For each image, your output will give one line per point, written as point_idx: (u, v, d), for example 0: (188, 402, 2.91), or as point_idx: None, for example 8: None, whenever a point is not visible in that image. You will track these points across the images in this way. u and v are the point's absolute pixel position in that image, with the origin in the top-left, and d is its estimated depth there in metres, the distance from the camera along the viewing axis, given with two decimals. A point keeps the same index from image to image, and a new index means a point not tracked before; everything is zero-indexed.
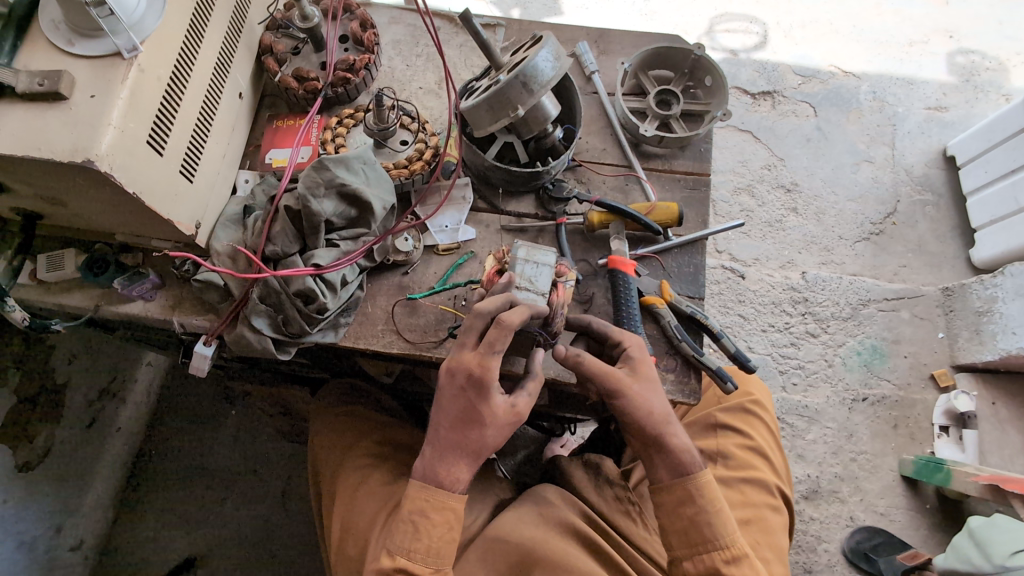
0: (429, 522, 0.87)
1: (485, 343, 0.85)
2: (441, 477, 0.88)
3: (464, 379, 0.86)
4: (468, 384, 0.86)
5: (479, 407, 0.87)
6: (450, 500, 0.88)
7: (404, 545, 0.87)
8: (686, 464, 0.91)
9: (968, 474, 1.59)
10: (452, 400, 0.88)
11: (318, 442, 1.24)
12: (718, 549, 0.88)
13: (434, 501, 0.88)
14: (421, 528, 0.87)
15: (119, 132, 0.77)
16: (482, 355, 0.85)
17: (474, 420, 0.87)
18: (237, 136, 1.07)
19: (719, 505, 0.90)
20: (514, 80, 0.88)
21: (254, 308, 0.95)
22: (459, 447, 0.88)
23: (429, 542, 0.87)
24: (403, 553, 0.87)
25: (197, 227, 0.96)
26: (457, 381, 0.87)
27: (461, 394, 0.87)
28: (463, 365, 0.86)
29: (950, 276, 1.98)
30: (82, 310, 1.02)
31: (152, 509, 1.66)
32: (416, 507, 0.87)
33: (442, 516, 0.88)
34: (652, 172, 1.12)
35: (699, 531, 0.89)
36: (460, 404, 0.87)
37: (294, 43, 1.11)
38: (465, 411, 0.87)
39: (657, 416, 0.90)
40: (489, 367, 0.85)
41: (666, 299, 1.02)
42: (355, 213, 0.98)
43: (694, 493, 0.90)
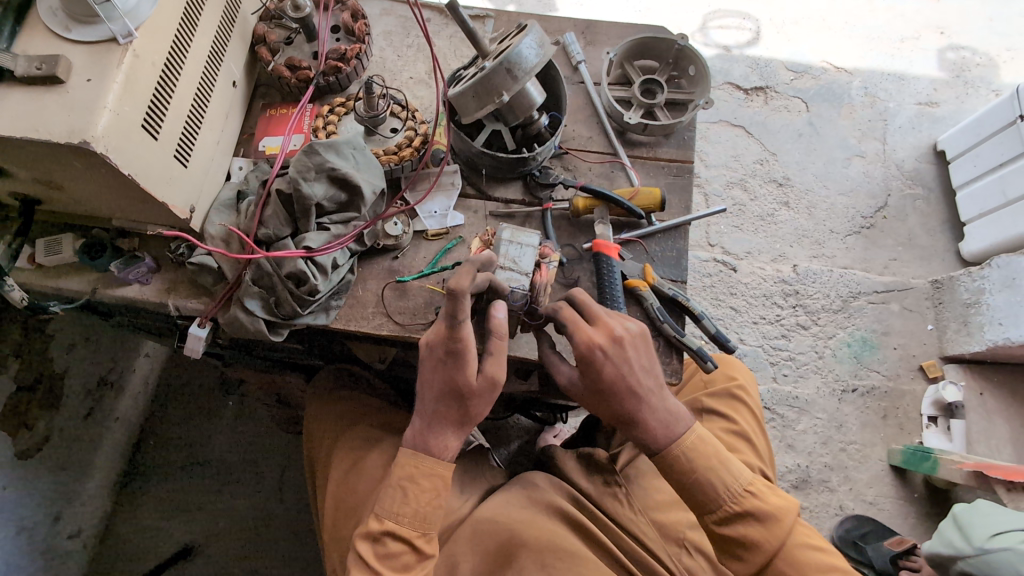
0: (417, 486, 0.90)
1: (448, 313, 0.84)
2: (432, 445, 0.91)
3: (441, 351, 0.87)
4: (446, 355, 0.87)
5: (456, 376, 0.87)
6: (438, 467, 0.92)
7: (392, 509, 0.90)
8: (672, 432, 0.93)
9: (953, 462, 1.62)
10: (433, 373, 0.89)
11: (314, 425, 1.27)
12: (714, 513, 0.93)
13: (422, 468, 0.91)
14: (409, 493, 0.90)
15: (114, 115, 0.79)
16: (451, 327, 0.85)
17: (456, 391, 0.89)
18: (231, 123, 1.09)
19: (711, 464, 0.92)
20: (499, 66, 0.91)
21: (247, 290, 0.97)
22: (446, 417, 0.91)
23: (416, 506, 0.90)
24: (391, 516, 0.90)
25: (192, 211, 0.99)
26: (435, 355, 0.88)
27: (439, 365, 0.89)
28: (441, 339, 0.87)
29: (940, 269, 2.01)
30: (80, 294, 1.05)
31: (152, 498, 1.68)
32: (405, 473, 0.90)
33: (430, 482, 0.91)
34: (637, 160, 1.15)
35: (691, 498, 0.94)
36: (440, 376, 0.89)
37: (287, 33, 1.14)
38: (447, 385, 0.88)
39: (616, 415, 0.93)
40: (458, 335, 0.85)
41: (649, 281, 1.04)
42: (345, 197, 1.00)
43: (685, 458, 0.92)
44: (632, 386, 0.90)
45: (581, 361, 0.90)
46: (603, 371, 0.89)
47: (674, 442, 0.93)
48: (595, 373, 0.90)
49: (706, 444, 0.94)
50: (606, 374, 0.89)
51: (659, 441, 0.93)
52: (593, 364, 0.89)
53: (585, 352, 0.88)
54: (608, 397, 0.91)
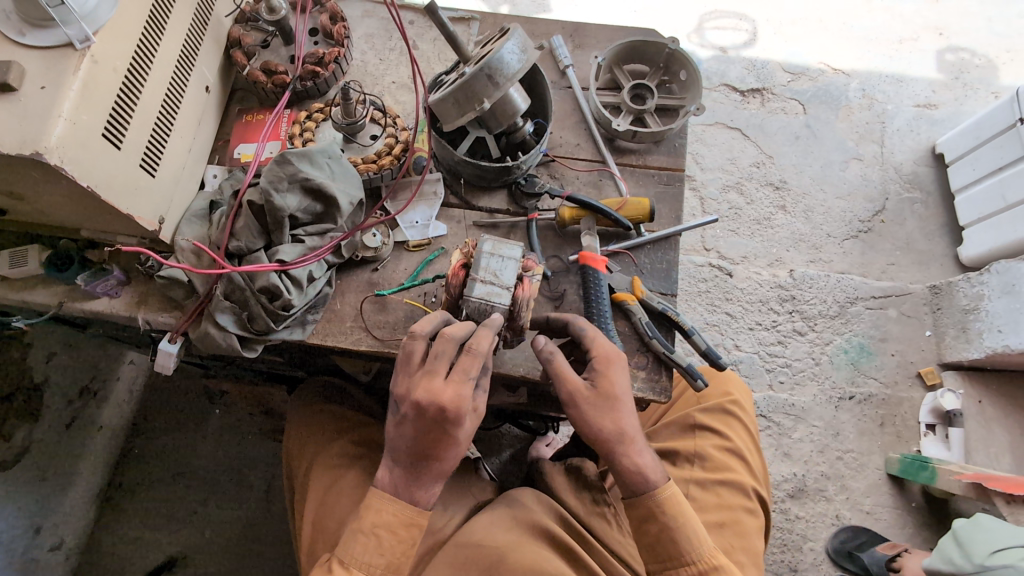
0: (393, 536, 0.86)
1: (456, 372, 0.83)
2: (418, 496, 0.88)
3: (440, 415, 0.82)
4: (440, 417, 0.82)
5: (453, 435, 0.84)
6: (418, 516, 0.88)
7: (363, 558, 0.85)
8: (645, 484, 0.89)
9: (951, 473, 1.58)
10: (422, 433, 0.85)
11: (294, 441, 1.23)
12: (684, 565, 0.88)
13: (400, 517, 0.87)
14: (383, 542, 0.86)
15: (71, 124, 0.75)
16: (457, 385, 0.82)
17: (447, 445, 0.85)
18: (204, 130, 1.06)
19: (684, 520, 0.89)
20: (480, 72, 0.87)
21: (218, 305, 0.93)
22: (430, 468, 0.87)
23: (389, 557, 0.86)
24: (361, 566, 0.85)
25: (162, 223, 0.94)
26: (431, 419, 0.83)
27: (432, 428, 0.84)
28: (437, 402, 0.82)
29: (938, 274, 1.97)
30: (47, 307, 1.01)
31: (136, 508, 1.64)
32: (381, 521, 0.86)
33: (408, 531, 0.87)
34: (627, 167, 1.11)
35: (666, 548, 0.89)
36: (432, 436, 0.85)
37: (263, 36, 1.09)
38: (437, 442, 0.85)
39: (607, 436, 0.88)
40: (463, 396, 0.82)
41: (638, 295, 1.00)
42: (320, 207, 0.97)
43: (658, 510, 0.89)
44: (630, 407, 0.90)
45: (597, 371, 0.89)
46: (617, 379, 0.89)
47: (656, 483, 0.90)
48: (610, 378, 0.89)
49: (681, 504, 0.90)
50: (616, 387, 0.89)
51: (637, 484, 0.89)
52: (612, 375, 0.89)
53: (606, 358, 0.89)
54: (605, 416, 0.88)
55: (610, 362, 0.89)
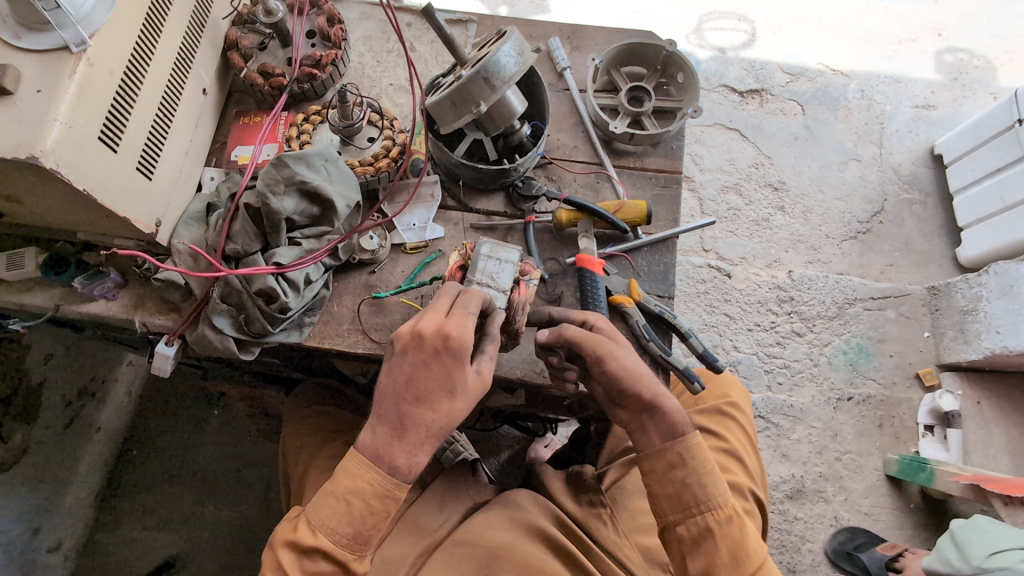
0: (365, 506, 0.80)
1: (458, 306, 0.82)
2: (397, 463, 0.80)
3: (438, 345, 0.80)
4: (439, 350, 0.80)
5: (450, 372, 0.80)
6: (394, 489, 0.81)
7: (330, 525, 0.80)
8: (676, 427, 0.88)
9: (950, 474, 1.58)
10: (417, 370, 0.81)
11: (290, 443, 1.22)
12: (710, 511, 0.85)
13: (375, 487, 0.80)
14: (353, 510, 0.80)
15: (66, 127, 0.75)
16: (457, 318, 0.81)
17: (440, 388, 0.80)
18: (201, 132, 1.05)
19: (709, 465, 0.87)
20: (476, 75, 0.87)
21: (215, 308, 0.94)
22: (416, 423, 0.80)
23: (357, 526, 0.81)
24: (326, 532, 0.81)
25: (158, 225, 0.94)
26: (430, 354, 0.80)
27: (429, 362, 0.80)
28: (437, 331, 0.80)
29: (937, 275, 1.97)
30: (44, 310, 1.01)
31: (135, 509, 1.64)
32: (355, 486, 0.80)
33: (382, 504, 0.81)
34: (624, 170, 1.11)
35: (695, 494, 0.86)
36: (427, 372, 0.81)
37: (260, 38, 1.09)
38: (432, 385, 0.80)
39: (644, 378, 0.88)
40: (464, 329, 0.80)
41: (634, 297, 1.00)
42: (317, 210, 0.97)
43: (685, 454, 0.87)
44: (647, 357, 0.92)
45: (608, 328, 0.92)
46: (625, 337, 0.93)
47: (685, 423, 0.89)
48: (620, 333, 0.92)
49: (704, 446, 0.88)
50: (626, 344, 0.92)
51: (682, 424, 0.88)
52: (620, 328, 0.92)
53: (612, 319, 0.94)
54: (635, 358, 0.89)
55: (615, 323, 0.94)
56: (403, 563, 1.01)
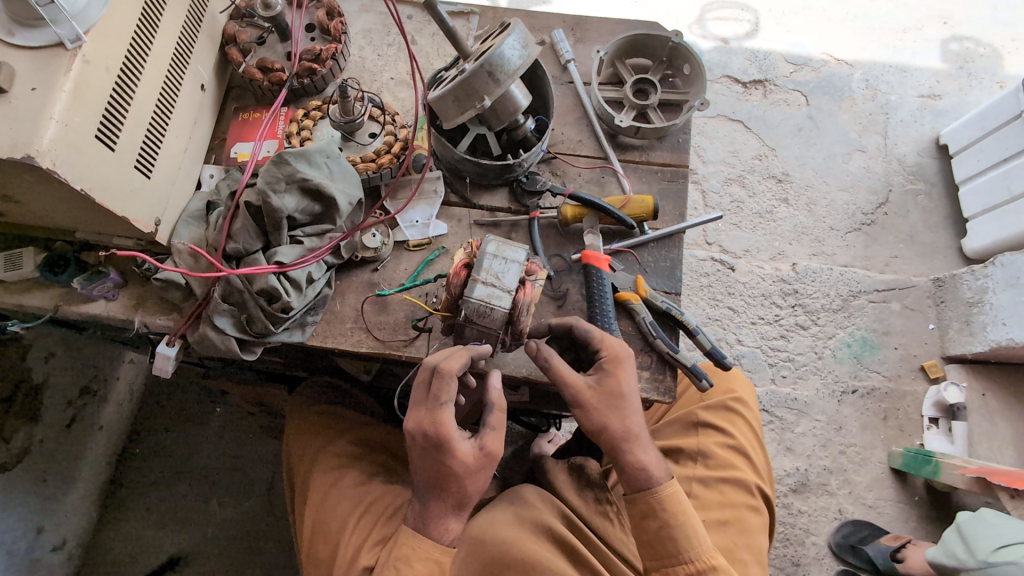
0: (411, 569, 0.95)
1: (433, 396, 0.87)
2: (437, 529, 0.96)
3: (431, 442, 0.88)
4: (428, 443, 0.89)
5: (450, 463, 0.89)
6: (438, 549, 0.96)
7: None
8: (650, 480, 0.90)
9: (955, 467, 1.57)
10: (426, 460, 0.91)
11: (294, 441, 1.22)
12: (682, 563, 0.89)
13: (417, 550, 0.96)
14: (401, 574, 0.94)
15: (62, 126, 0.74)
16: (432, 412, 0.88)
17: (450, 476, 0.91)
18: (200, 128, 1.04)
19: (686, 517, 0.89)
20: (480, 69, 0.85)
21: (217, 308, 0.92)
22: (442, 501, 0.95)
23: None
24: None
25: (158, 224, 0.93)
26: (432, 450, 0.90)
27: (431, 455, 0.90)
28: (420, 426, 0.89)
29: (942, 267, 1.96)
30: (43, 310, 0.99)
31: (138, 506, 1.64)
32: (401, 554, 0.95)
33: (425, 566, 0.95)
34: (629, 164, 1.09)
35: (664, 547, 0.89)
36: (430, 461, 0.91)
37: (258, 32, 1.08)
38: (438, 471, 0.91)
39: (608, 433, 0.89)
40: (439, 421, 0.87)
41: (642, 294, 0.99)
42: (319, 208, 0.95)
43: (657, 506, 0.89)
44: (636, 406, 0.91)
45: (602, 369, 0.90)
46: (623, 377, 0.89)
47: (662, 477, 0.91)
48: (615, 378, 0.89)
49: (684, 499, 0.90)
50: (623, 386, 0.90)
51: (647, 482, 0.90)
52: (619, 373, 0.89)
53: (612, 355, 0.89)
54: (610, 412, 0.89)
55: (614, 362, 0.89)
56: None
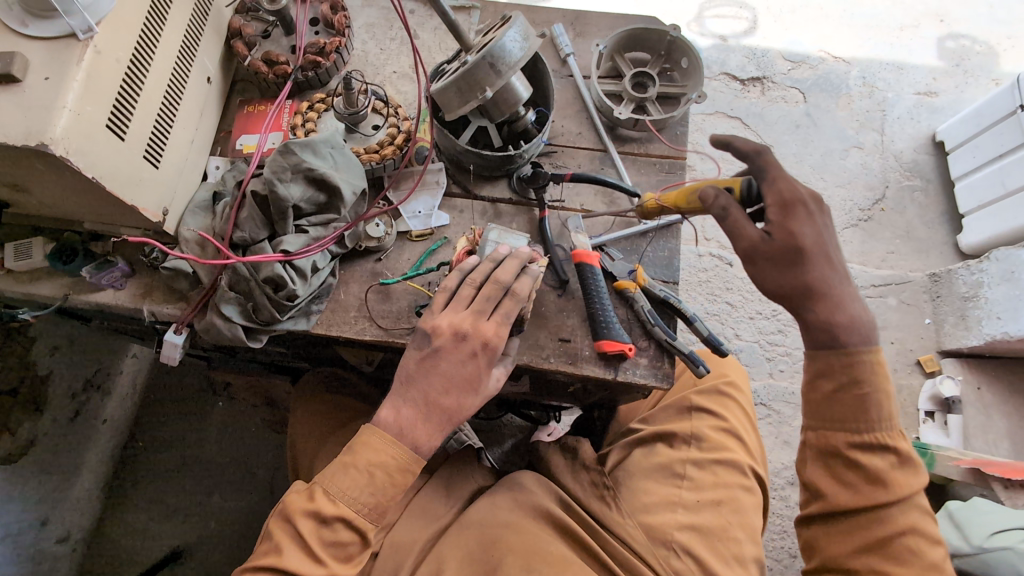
0: (389, 480, 0.82)
1: (500, 313, 0.87)
2: (417, 440, 0.84)
3: (478, 346, 0.86)
4: (479, 352, 0.86)
5: (482, 374, 0.86)
6: (414, 462, 0.84)
7: (350, 495, 0.80)
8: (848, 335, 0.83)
9: (950, 459, 1.59)
10: (451, 362, 0.85)
11: (299, 429, 1.23)
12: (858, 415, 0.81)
13: (398, 460, 0.83)
14: (375, 481, 0.81)
15: (75, 115, 0.75)
16: (499, 325, 0.87)
17: (469, 388, 0.86)
18: (206, 120, 1.06)
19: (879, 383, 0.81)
20: (482, 60, 0.87)
21: (224, 296, 0.94)
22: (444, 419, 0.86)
23: (379, 497, 0.82)
24: (346, 501, 0.80)
25: (166, 214, 0.95)
26: (463, 349, 0.86)
27: (464, 358, 0.86)
28: (479, 334, 0.86)
29: (938, 262, 1.98)
30: (52, 299, 1.01)
31: (140, 500, 1.65)
32: (378, 461, 0.82)
33: (403, 477, 0.83)
34: (628, 156, 1.11)
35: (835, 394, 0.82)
36: (461, 369, 0.86)
37: (263, 26, 1.10)
38: (465, 380, 0.86)
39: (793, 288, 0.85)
40: (503, 335, 0.86)
41: (639, 283, 1.01)
42: (324, 198, 0.97)
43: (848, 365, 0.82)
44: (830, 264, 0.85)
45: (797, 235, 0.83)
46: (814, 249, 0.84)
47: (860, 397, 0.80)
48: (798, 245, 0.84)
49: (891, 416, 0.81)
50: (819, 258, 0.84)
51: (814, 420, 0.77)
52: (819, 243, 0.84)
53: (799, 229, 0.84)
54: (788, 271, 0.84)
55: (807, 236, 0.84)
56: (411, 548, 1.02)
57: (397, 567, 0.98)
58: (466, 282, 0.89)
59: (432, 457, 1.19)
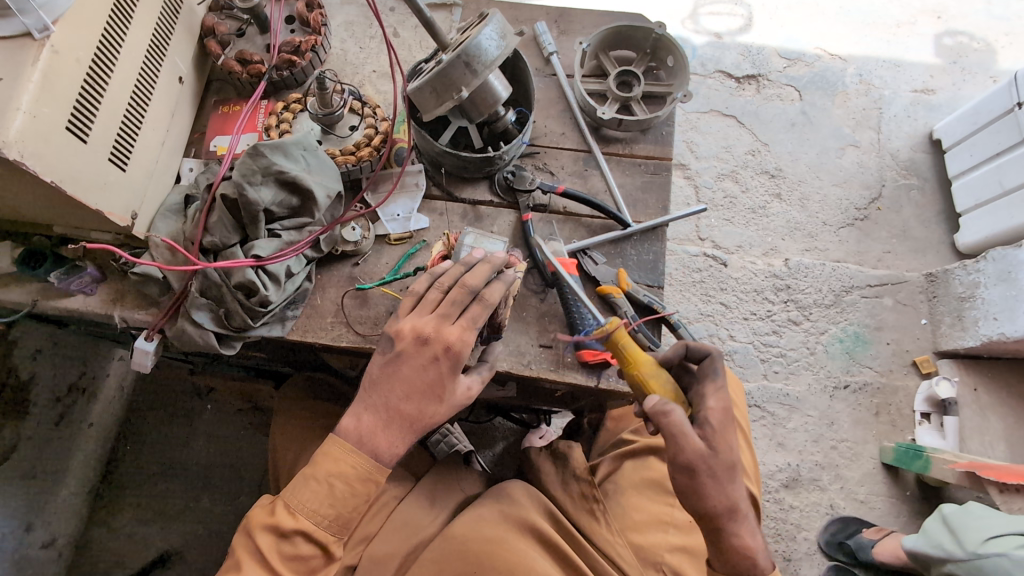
0: (348, 488, 0.81)
1: (466, 317, 0.84)
2: (376, 448, 0.82)
3: (439, 350, 0.83)
4: (442, 356, 0.83)
5: (445, 381, 0.83)
6: (376, 471, 0.83)
7: (309, 505, 0.80)
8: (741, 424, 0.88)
9: (945, 462, 1.55)
10: (411, 367, 0.83)
11: (280, 435, 1.21)
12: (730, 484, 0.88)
13: (358, 469, 0.82)
14: (334, 491, 0.81)
15: (30, 118, 0.73)
16: (462, 328, 0.83)
17: (432, 394, 0.83)
18: (179, 121, 1.03)
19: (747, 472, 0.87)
20: (457, 60, 0.84)
21: (195, 302, 0.91)
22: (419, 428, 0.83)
23: (340, 509, 0.82)
24: (307, 514, 0.80)
25: (134, 218, 0.92)
26: (424, 353, 0.83)
27: (425, 362, 0.83)
28: (440, 337, 0.83)
29: (935, 261, 1.95)
30: (22, 305, 0.99)
31: (127, 505, 1.63)
32: (336, 471, 0.81)
33: (365, 486, 0.82)
34: (613, 157, 1.09)
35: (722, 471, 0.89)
36: (423, 373, 0.83)
37: (238, 24, 1.07)
38: (425, 385, 0.83)
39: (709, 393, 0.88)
40: (467, 340, 0.83)
41: (622, 288, 0.99)
42: (297, 201, 0.94)
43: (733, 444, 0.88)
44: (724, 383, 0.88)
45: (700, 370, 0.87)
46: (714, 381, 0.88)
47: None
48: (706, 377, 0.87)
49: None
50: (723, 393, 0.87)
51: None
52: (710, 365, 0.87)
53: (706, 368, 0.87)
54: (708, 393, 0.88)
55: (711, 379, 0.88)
56: (391, 559, 0.99)
57: None
58: (434, 286, 0.87)
59: (415, 464, 1.17)
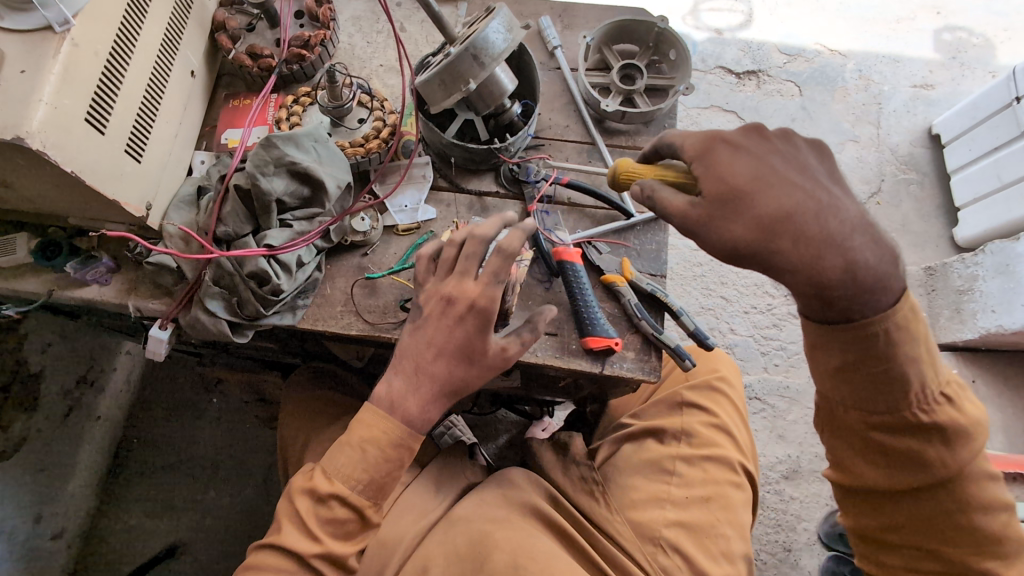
0: (380, 453, 0.82)
1: (488, 271, 0.80)
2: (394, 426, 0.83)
3: (464, 309, 0.81)
4: (467, 314, 0.81)
5: (477, 341, 0.81)
6: (408, 437, 0.83)
7: (342, 470, 0.81)
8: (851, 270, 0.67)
9: None
10: (440, 328, 0.82)
11: (288, 426, 1.23)
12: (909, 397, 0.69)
13: (392, 434, 0.82)
14: (366, 455, 0.82)
15: (52, 108, 0.75)
16: (484, 286, 0.80)
17: (467, 357, 0.83)
18: (191, 115, 1.05)
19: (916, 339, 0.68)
20: (465, 52, 0.86)
21: (208, 291, 0.93)
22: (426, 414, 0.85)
23: (375, 474, 0.82)
24: (343, 479, 0.82)
25: (149, 208, 0.94)
26: (450, 313, 0.81)
27: (452, 323, 0.82)
28: (464, 295, 0.81)
29: (934, 256, 1.97)
30: (37, 295, 1.00)
31: (134, 497, 1.65)
32: (370, 435, 0.82)
33: (396, 451, 0.83)
34: (616, 149, 1.11)
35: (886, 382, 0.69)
36: (452, 334, 0.82)
37: (248, 19, 1.09)
38: (457, 346, 0.82)
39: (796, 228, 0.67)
40: (491, 297, 0.79)
41: (627, 276, 1.01)
42: (308, 191, 0.97)
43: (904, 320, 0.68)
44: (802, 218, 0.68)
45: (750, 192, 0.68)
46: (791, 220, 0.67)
47: (903, 365, 0.67)
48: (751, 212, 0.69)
49: (938, 377, 0.69)
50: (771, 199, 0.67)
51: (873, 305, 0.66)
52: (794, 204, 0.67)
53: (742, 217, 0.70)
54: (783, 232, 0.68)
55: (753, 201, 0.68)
56: (397, 544, 1.01)
57: (383, 564, 0.99)
58: None
59: (421, 452, 1.19)
